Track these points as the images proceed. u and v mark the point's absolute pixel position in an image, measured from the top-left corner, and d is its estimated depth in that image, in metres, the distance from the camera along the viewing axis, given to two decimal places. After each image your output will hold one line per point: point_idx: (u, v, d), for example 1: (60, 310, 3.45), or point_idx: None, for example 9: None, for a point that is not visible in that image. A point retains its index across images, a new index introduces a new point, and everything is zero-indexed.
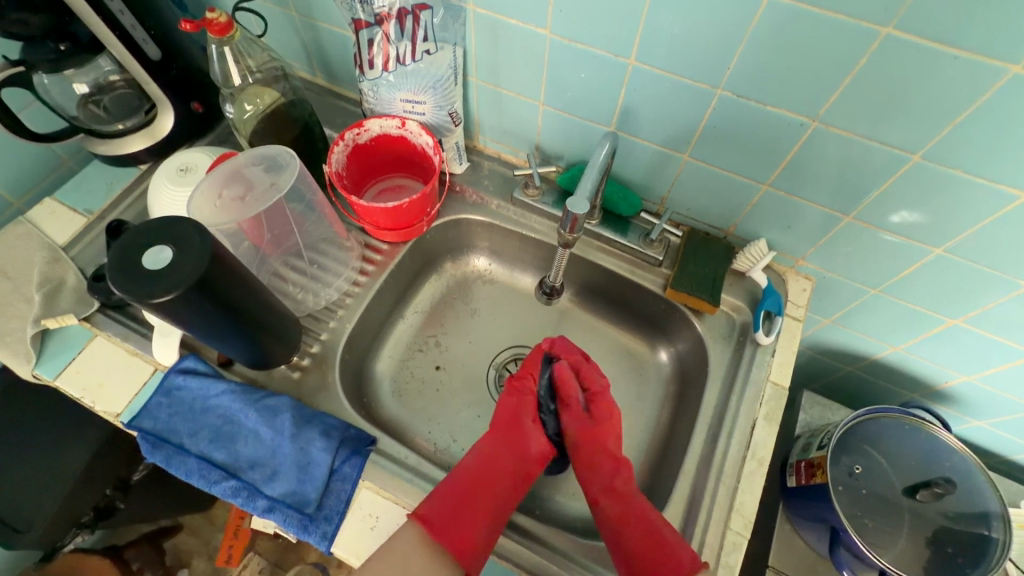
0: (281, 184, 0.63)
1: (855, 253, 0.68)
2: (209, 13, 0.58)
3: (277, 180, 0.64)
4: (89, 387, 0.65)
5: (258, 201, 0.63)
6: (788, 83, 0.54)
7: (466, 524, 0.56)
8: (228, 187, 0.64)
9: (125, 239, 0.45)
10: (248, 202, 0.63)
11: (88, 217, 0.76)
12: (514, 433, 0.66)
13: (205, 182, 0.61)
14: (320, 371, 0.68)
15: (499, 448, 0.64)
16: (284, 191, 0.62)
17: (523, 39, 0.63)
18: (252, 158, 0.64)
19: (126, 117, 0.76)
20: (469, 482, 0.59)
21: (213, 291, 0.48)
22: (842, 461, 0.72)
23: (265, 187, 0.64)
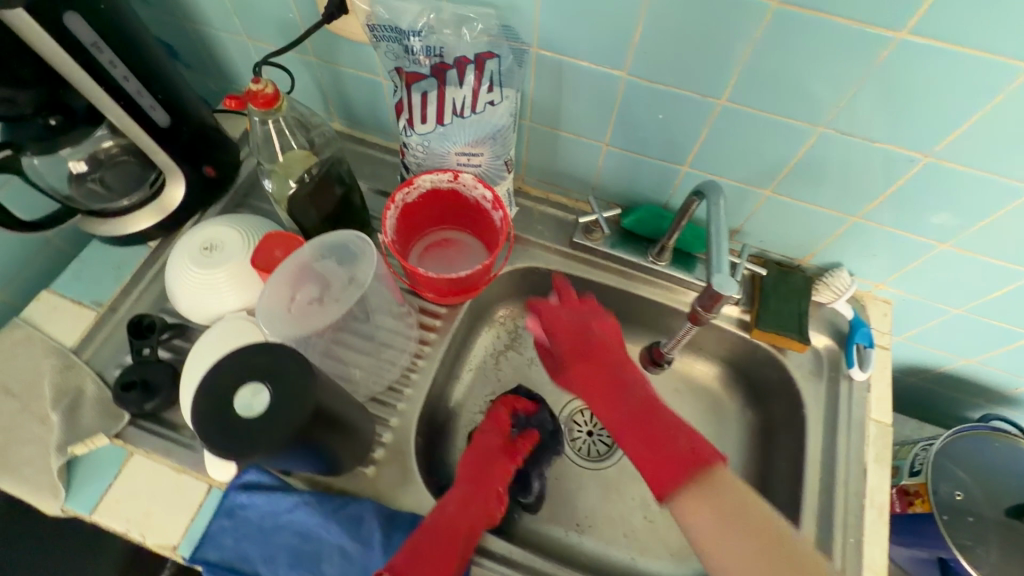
0: (362, 278, 0.58)
1: (943, 277, 0.65)
2: (254, 84, 0.48)
3: (354, 274, 0.58)
4: (135, 517, 0.56)
5: (338, 301, 0.57)
6: (899, 119, 0.50)
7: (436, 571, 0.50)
8: (302, 289, 0.58)
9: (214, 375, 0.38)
10: (327, 304, 0.57)
11: (99, 310, 0.66)
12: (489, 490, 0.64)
13: (273, 285, 0.56)
14: (397, 464, 0.62)
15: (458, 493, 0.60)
16: (365, 287, 0.57)
17: (595, 82, 0.57)
18: (322, 252, 0.58)
19: (130, 191, 0.67)
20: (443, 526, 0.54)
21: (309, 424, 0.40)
22: (942, 488, 0.70)
23: (342, 283, 0.58)
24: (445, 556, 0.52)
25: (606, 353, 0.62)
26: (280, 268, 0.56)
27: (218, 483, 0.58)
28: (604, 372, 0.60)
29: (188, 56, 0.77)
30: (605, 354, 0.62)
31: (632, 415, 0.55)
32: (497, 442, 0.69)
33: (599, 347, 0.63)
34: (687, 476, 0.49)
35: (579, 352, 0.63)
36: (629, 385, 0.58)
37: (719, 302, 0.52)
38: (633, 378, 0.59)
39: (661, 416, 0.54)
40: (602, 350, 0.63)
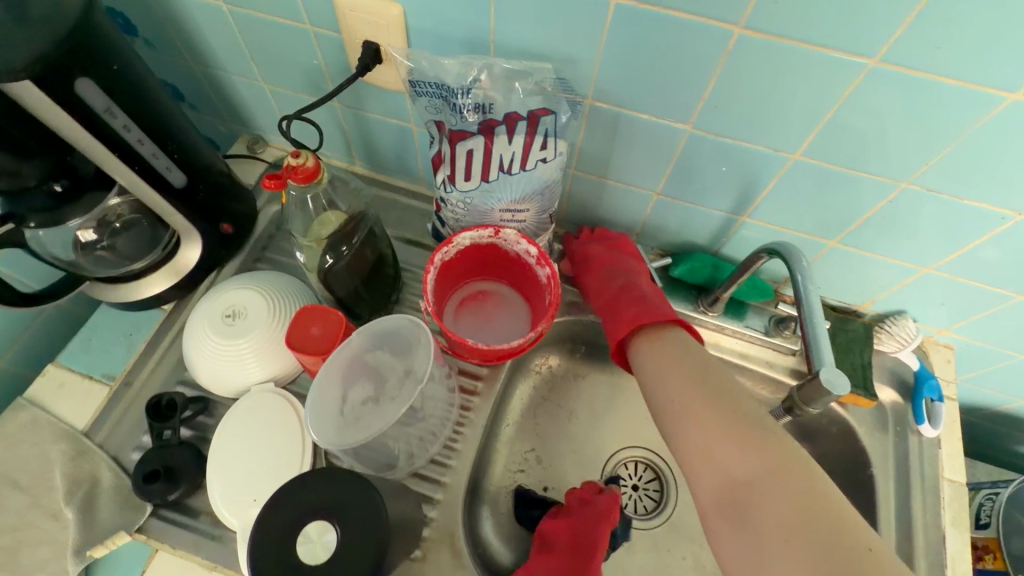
0: (418, 370, 0.52)
1: (1016, 326, 0.62)
2: (292, 158, 0.42)
3: (411, 366, 0.53)
4: None
5: (395, 398, 0.51)
6: (992, 177, 0.46)
7: None
8: (354, 387, 0.53)
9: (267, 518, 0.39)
10: (381, 402, 0.51)
11: (112, 385, 0.61)
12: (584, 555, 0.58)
13: (325, 383, 0.51)
14: (445, 548, 0.57)
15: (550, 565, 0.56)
16: (424, 380, 0.51)
17: (654, 134, 0.53)
18: (375, 343, 0.54)
19: (141, 253, 0.61)
20: None
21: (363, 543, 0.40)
22: (1013, 543, 0.66)
23: (397, 377, 0.53)
24: None
25: (620, 290, 0.62)
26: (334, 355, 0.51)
27: None
28: (603, 270, 0.64)
29: (197, 100, 0.71)
30: (620, 291, 0.62)
31: (632, 309, 0.60)
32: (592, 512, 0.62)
33: (607, 259, 0.64)
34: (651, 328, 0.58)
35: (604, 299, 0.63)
36: (630, 309, 0.59)
37: (824, 396, 0.49)
38: (628, 292, 0.61)
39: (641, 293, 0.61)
40: (612, 291, 0.63)
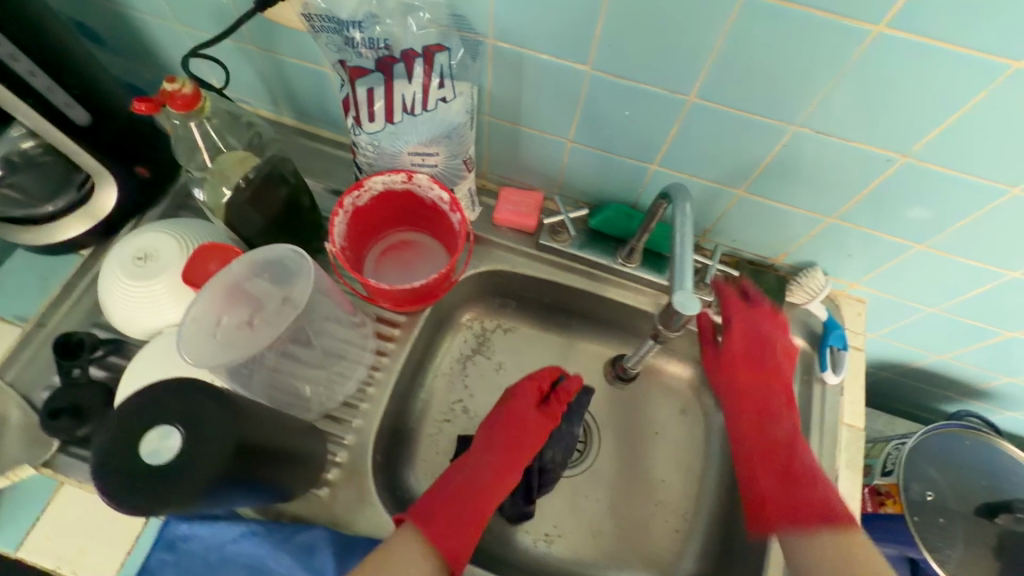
0: (296, 299, 0.54)
1: (919, 277, 0.63)
2: (168, 84, 0.43)
3: (288, 293, 0.55)
4: (67, 554, 0.52)
5: (270, 324, 0.53)
6: (872, 119, 0.47)
7: (450, 525, 0.54)
8: (229, 311, 0.54)
9: (101, 447, 0.34)
10: (257, 327, 0.53)
11: (25, 325, 0.61)
12: (517, 444, 0.64)
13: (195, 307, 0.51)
14: (353, 485, 0.58)
15: (486, 458, 0.62)
16: (302, 305, 0.54)
17: (557, 76, 0.53)
18: (253, 270, 0.54)
19: (55, 195, 0.61)
20: (453, 489, 0.57)
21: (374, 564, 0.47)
22: (913, 488, 0.69)
23: (275, 303, 0.55)
24: (459, 514, 0.55)
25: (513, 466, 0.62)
26: (208, 284, 0.51)
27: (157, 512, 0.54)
28: (760, 340, 0.61)
29: (116, 44, 0.69)
30: (505, 474, 0.61)
31: (771, 461, 0.57)
32: (532, 414, 0.65)
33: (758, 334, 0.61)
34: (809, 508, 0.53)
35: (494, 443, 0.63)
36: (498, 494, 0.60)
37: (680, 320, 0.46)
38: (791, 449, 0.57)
39: (801, 470, 0.55)
40: (757, 348, 0.61)
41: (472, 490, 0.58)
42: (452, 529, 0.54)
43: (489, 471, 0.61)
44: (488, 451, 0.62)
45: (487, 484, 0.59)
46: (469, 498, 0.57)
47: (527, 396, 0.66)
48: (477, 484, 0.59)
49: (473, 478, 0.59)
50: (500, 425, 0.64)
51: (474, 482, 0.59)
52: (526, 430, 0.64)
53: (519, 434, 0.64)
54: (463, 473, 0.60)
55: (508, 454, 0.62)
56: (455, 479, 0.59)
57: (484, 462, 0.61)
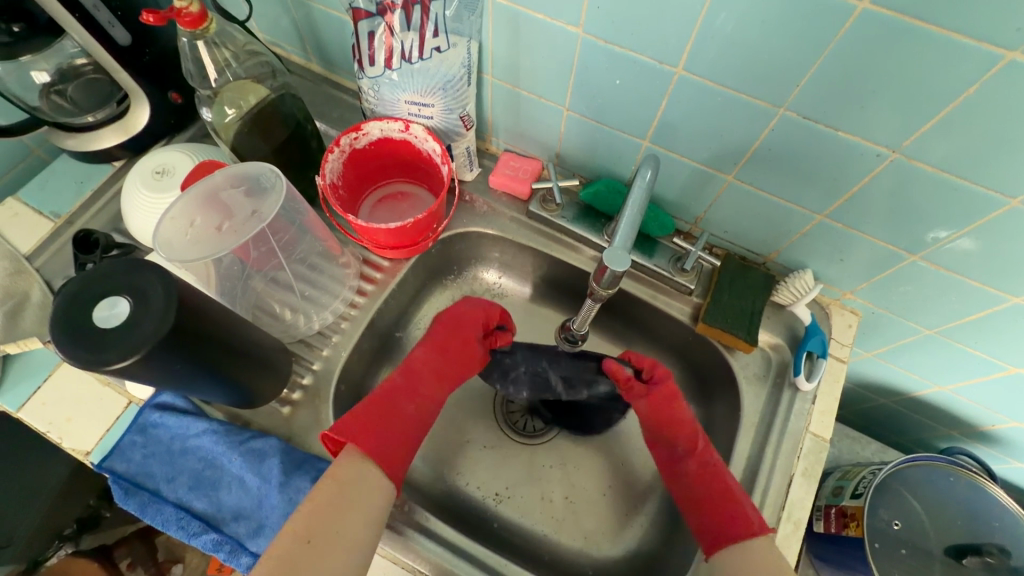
0: (264, 213, 0.56)
1: (915, 293, 0.60)
2: (177, 2, 0.50)
3: (259, 208, 0.56)
4: (56, 421, 0.58)
5: (235, 232, 0.55)
6: (859, 106, 0.46)
7: (387, 441, 0.56)
8: (205, 213, 0.56)
9: (51, 338, 0.37)
10: (225, 233, 0.56)
11: (56, 221, 0.68)
12: (456, 365, 0.66)
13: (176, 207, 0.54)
14: (313, 407, 0.62)
15: (422, 377, 0.63)
16: (266, 221, 0.54)
17: (552, 38, 0.54)
18: (230, 179, 0.56)
19: (96, 108, 0.67)
20: (391, 409, 0.58)
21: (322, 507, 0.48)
22: (880, 515, 0.66)
23: (245, 216, 0.57)
24: (396, 432, 0.57)
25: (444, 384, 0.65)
26: (188, 190, 0.53)
27: (137, 400, 0.59)
28: (671, 416, 0.62)
29: None
30: (432, 396, 0.63)
31: (708, 497, 0.57)
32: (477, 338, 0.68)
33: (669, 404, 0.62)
34: (728, 513, 0.55)
35: (436, 366, 0.64)
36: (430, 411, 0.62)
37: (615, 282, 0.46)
38: (716, 475, 0.57)
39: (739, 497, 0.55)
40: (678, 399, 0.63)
41: (411, 412, 0.60)
42: (394, 450, 0.56)
43: (422, 394, 0.62)
44: (430, 375, 0.64)
45: (422, 410, 0.61)
46: (407, 420, 0.59)
47: (472, 325, 0.68)
48: (416, 404, 0.61)
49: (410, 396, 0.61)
50: (438, 345, 0.66)
51: (413, 403, 0.60)
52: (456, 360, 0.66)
53: (456, 359, 0.66)
54: (417, 406, 0.61)
55: (444, 375, 0.65)
56: (393, 398, 0.59)
57: (422, 382, 0.63)
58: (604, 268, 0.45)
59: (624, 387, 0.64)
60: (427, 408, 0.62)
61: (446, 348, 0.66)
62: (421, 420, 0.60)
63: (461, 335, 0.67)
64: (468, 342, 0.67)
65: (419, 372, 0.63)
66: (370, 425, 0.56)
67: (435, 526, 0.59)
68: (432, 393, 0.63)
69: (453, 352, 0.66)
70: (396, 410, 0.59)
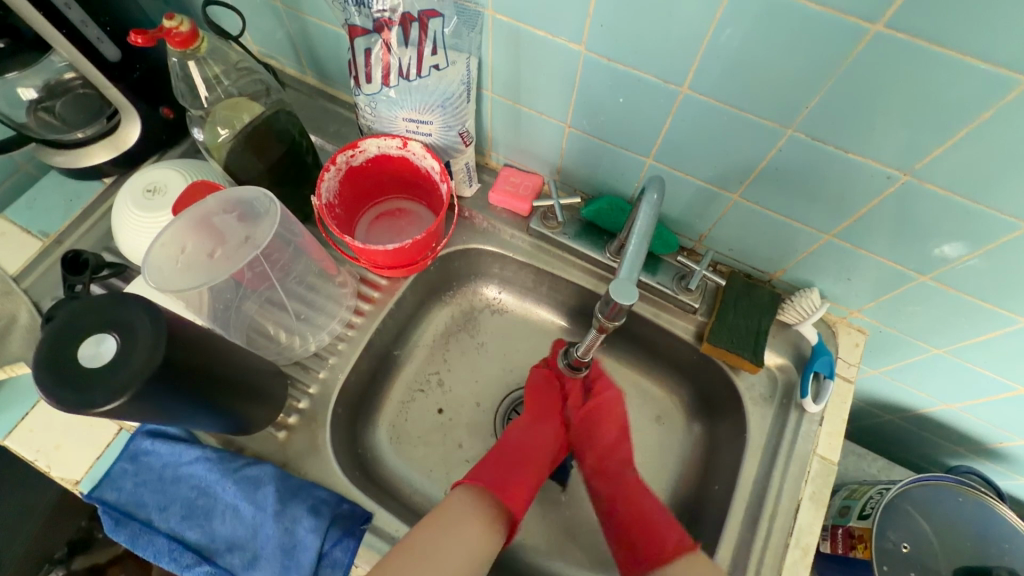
0: (258, 240, 0.55)
1: (925, 313, 0.59)
2: (167, 21, 0.50)
3: (253, 234, 0.56)
4: (44, 449, 0.56)
5: (229, 258, 0.54)
6: (870, 128, 0.44)
7: (511, 483, 0.58)
8: (197, 239, 0.55)
9: (35, 378, 0.36)
10: (217, 259, 0.55)
11: (45, 240, 0.67)
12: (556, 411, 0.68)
13: (169, 232, 0.53)
14: (310, 431, 0.61)
15: (522, 423, 0.66)
16: (262, 247, 0.54)
17: (553, 56, 0.53)
18: (225, 204, 0.55)
19: (86, 124, 0.65)
20: (504, 453, 0.61)
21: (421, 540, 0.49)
22: (888, 538, 0.64)
23: (238, 242, 0.56)
24: (517, 473, 0.59)
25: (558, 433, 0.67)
26: (184, 213, 0.52)
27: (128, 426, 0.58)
28: (592, 428, 0.67)
29: None
30: (540, 444, 0.65)
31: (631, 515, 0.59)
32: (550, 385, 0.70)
33: (596, 416, 0.67)
34: (641, 546, 0.57)
35: (535, 410, 0.67)
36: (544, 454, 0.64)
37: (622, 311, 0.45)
38: (629, 497, 0.60)
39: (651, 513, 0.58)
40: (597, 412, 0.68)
41: (522, 453, 0.62)
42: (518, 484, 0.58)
43: (532, 436, 0.65)
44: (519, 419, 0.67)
45: (533, 450, 0.63)
46: (526, 464, 0.61)
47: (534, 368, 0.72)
48: (531, 450, 0.63)
49: (526, 444, 0.63)
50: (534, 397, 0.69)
51: (524, 449, 0.63)
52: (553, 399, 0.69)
53: (550, 404, 0.68)
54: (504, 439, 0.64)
55: (545, 418, 0.67)
56: (513, 445, 0.63)
57: (525, 431, 0.65)
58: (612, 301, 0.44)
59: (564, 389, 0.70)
60: (535, 454, 0.63)
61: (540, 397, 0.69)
62: (535, 462, 0.62)
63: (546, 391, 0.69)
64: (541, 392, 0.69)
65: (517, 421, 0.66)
66: (490, 470, 0.58)
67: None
68: (538, 441, 0.64)
69: (546, 402, 0.68)
70: (517, 457, 0.61)
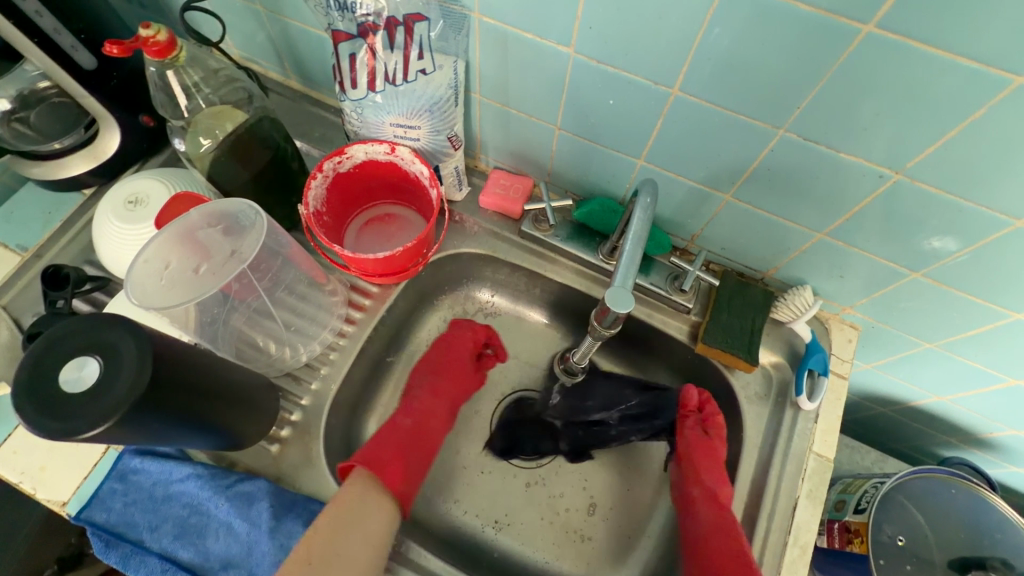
0: (245, 252, 0.54)
1: (917, 308, 0.59)
2: (143, 30, 0.49)
3: (239, 248, 0.55)
4: (28, 471, 0.55)
5: (213, 274, 0.53)
6: (861, 128, 0.44)
7: (398, 462, 0.60)
8: (182, 254, 0.54)
9: (15, 405, 0.35)
10: (202, 275, 0.53)
11: (24, 255, 0.65)
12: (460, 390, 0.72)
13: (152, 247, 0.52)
14: (303, 444, 0.60)
15: (435, 400, 0.69)
16: (248, 260, 0.53)
17: (542, 58, 0.52)
18: (209, 218, 0.54)
19: (62, 135, 0.63)
20: (405, 432, 0.64)
21: (324, 533, 0.51)
22: (885, 532, 0.65)
23: (223, 257, 0.54)
24: (409, 452, 0.63)
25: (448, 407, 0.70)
26: (166, 228, 0.51)
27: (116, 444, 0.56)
28: (709, 463, 0.61)
29: None
30: (437, 422, 0.68)
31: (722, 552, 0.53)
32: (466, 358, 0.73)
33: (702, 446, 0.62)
34: None
35: (437, 386, 0.70)
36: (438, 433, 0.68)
37: (617, 318, 0.44)
38: (731, 536, 0.53)
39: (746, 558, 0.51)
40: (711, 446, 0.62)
41: (424, 436, 0.65)
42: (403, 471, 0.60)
43: (432, 410, 0.68)
44: (436, 396, 0.69)
45: (430, 425, 0.67)
46: (419, 445, 0.64)
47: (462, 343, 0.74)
48: (428, 431, 0.66)
49: (424, 422, 0.66)
50: (448, 368, 0.71)
51: (423, 429, 0.65)
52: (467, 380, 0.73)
53: (450, 380, 0.71)
54: (413, 418, 0.66)
55: (445, 395, 0.70)
56: (410, 423, 0.65)
57: (432, 407, 0.68)
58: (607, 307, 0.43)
59: (684, 413, 0.65)
60: (428, 433, 0.66)
61: (446, 372, 0.71)
62: (431, 441, 0.66)
63: (456, 363, 0.72)
64: (460, 363, 0.72)
65: (421, 394, 0.69)
66: (383, 448, 0.61)
67: (432, 564, 0.57)
68: (433, 418, 0.67)
69: (455, 374, 0.72)
70: (409, 436, 0.64)
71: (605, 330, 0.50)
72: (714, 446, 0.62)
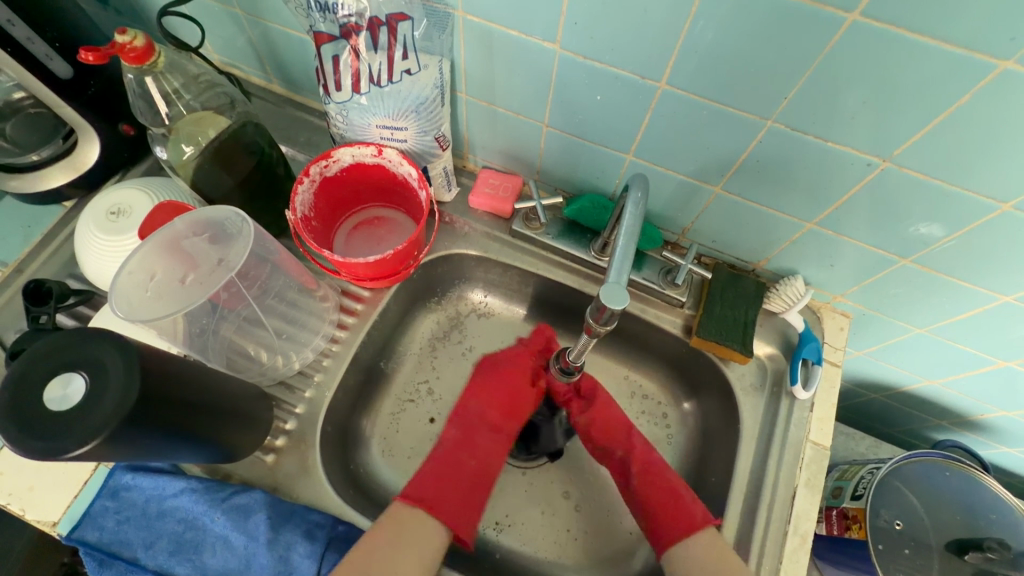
0: (232, 261, 0.53)
1: (907, 294, 0.59)
2: (119, 36, 0.48)
3: (225, 257, 0.54)
4: (16, 492, 0.54)
5: (200, 284, 0.52)
6: (849, 116, 0.44)
7: (457, 503, 0.56)
8: (167, 267, 0.53)
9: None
10: (189, 286, 0.52)
11: (5, 271, 0.64)
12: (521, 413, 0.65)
13: (135, 260, 0.51)
14: (299, 453, 0.59)
15: (485, 434, 0.62)
16: (235, 269, 0.52)
17: (527, 55, 0.52)
18: (193, 227, 0.53)
19: (40, 146, 0.62)
20: (465, 471, 0.58)
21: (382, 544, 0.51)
22: (881, 516, 0.65)
23: (210, 266, 0.54)
24: (469, 494, 0.58)
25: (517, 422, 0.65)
26: (149, 238, 0.50)
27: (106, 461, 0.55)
28: (612, 423, 0.64)
29: None
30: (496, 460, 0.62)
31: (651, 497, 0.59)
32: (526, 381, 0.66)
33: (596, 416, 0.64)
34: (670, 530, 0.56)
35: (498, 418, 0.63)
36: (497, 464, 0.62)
37: (611, 315, 0.44)
38: (654, 473, 0.60)
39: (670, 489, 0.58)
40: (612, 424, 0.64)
41: (481, 475, 0.59)
42: (462, 507, 0.56)
43: (491, 446, 0.62)
44: (495, 430, 0.63)
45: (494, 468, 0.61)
46: (478, 486, 0.59)
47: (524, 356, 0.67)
48: (485, 472, 0.60)
49: (482, 459, 0.60)
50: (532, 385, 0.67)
51: (484, 466, 0.60)
52: (522, 398, 0.65)
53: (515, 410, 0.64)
54: (474, 457, 0.60)
55: (501, 427, 0.64)
56: (468, 460, 0.59)
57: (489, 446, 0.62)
58: (603, 306, 0.43)
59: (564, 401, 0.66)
60: (487, 474, 0.60)
61: (511, 408, 0.64)
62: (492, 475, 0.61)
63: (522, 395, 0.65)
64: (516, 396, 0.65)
65: (477, 427, 0.62)
66: (439, 485, 0.56)
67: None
68: (494, 459, 0.61)
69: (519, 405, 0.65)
70: (470, 475, 0.58)
71: (603, 327, 0.49)
72: (608, 411, 0.64)
